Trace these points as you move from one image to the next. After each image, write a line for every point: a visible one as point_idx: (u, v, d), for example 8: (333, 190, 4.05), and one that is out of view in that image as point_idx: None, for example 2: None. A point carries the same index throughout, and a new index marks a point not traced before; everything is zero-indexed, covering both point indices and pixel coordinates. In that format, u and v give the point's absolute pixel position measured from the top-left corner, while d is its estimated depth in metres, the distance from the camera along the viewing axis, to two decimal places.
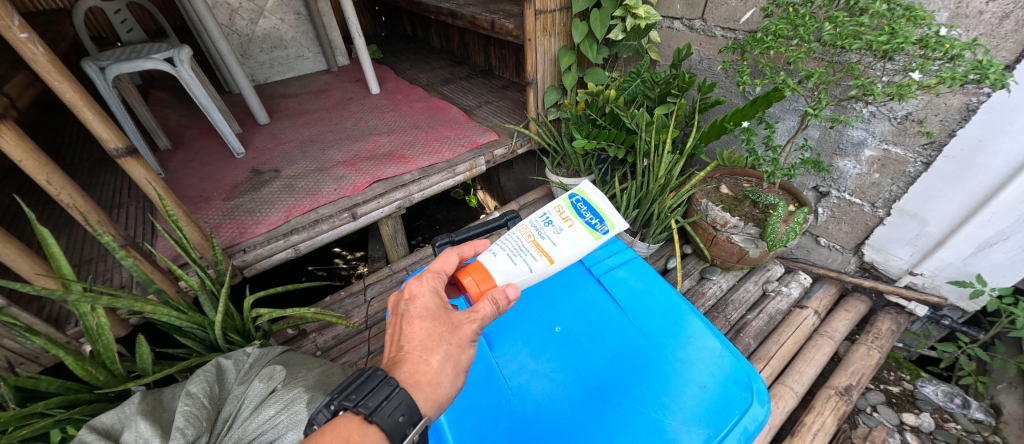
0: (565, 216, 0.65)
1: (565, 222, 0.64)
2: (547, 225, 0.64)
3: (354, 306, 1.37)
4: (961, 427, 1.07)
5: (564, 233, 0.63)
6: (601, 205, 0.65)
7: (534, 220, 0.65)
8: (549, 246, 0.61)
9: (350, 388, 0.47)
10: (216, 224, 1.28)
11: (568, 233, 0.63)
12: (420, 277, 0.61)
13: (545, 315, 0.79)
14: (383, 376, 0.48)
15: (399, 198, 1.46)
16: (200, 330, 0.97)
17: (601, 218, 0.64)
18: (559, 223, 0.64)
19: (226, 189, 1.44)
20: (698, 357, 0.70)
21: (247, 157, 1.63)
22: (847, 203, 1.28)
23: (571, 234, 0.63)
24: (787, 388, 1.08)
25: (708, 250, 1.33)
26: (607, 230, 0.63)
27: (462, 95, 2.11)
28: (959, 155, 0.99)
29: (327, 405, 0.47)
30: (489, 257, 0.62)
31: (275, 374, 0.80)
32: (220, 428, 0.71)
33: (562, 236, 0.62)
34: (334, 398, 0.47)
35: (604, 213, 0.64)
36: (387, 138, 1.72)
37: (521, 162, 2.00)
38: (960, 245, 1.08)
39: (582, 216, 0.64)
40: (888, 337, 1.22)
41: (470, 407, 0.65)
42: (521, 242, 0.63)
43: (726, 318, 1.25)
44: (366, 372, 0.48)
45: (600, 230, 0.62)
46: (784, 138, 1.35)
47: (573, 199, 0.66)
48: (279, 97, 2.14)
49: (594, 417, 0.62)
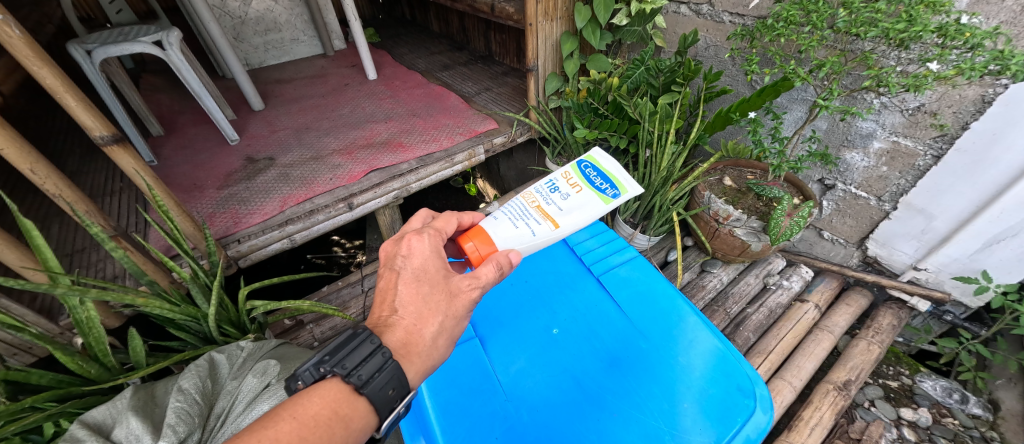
0: (573, 183, 0.64)
1: (572, 188, 0.63)
2: (552, 193, 0.62)
3: (351, 296, 1.36)
4: (958, 422, 1.07)
5: (571, 198, 0.61)
6: (609, 172, 0.63)
7: (539, 187, 0.64)
8: (554, 210, 0.60)
9: (343, 354, 0.45)
10: (210, 214, 1.25)
11: (574, 198, 0.61)
12: (422, 233, 0.57)
13: (543, 316, 0.77)
14: (377, 345, 0.47)
15: (396, 188, 1.43)
16: (193, 322, 0.95)
17: (611, 184, 0.62)
18: (566, 189, 0.62)
19: (221, 177, 1.41)
20: (699, 361, 0.68)
21: (242, 144, 1.59)
22: (852, 196, 1.26)
23: (577, 199, 0.61)
24: (786, 383, 1.08)
25: (710, 243, 1.32)
26: (618, 195, 0.61)
27: (461, 81, 2.06)
28: (971, 149, 0.96)
29: (316, 365, 0.46)
30: (490, 223, 0.60)
31: (268, 369, 0.80)
32: (213, 424, 0.72)
33: (569, 199, 0.61)
34: (324, 361, 0.46)
35: (614, 179, 0.62)
36: (384, 126, 1.68)
37: (521, 151, 1.96)
38: (968, 241, 1.07)
39: (590, 183, 0.63)
40: (888, 332, 1.21)
41: (465, 412, 0.64)
42: (527, 210, 0.61)
43: (726, 312, 1.24)
44: (360, 338, 0.47)
45: (606, 192, 0.61)
46: (791, 130, 1.31)
47: (581, 167, 0.65)
48: (273, 82, 2.08)
49: (592, 424, 0.61)
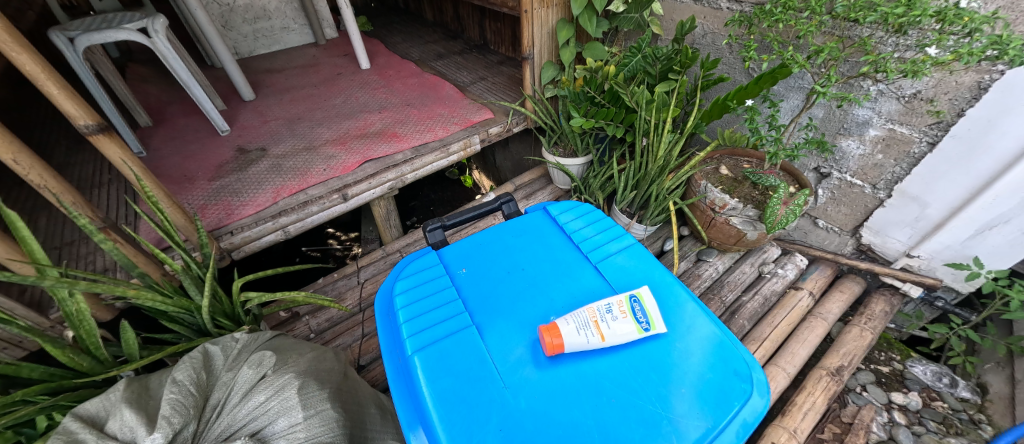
0: (621, 306, 0.61)
1: (619, 310, 0.61)
2: (606, 307, 0.61)
3: (347, 287, 1.35)
4: (948, 405, 1.09)
5: (617, 320, 0.60)
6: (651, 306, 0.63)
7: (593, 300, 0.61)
8: (605, 326, 0.58)
9: None
10: (201, 205, 1.23)
11: (619, 322, 0.59)
12: None
13: (527, 295, 0.67)
14: None
15: (391, 179, 1.42)
16: (187, 314, 0.95)
17: (649, 318, 0.61)
18: (615, 310, 0.60)
19: (212, 169, 1.39)
20: (697, 345, 0.62)
21: (233, 135, 1.56)
22: (848, 184, 1.26)
23: (621, 324, 0.59)
24: (780, 369, 1.10)
25: (706, 232, 1.32)
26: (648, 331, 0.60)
27: (456, 71, 2.03)
28: (966, 135, 0.96)
29: None
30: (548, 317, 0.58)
31: (264, 361, 0.81)
32: (209, 415, 0.72)
33: (616, 325, 0.59)
34: None
35: (652, 315, 0.61)
36: (378, 116, 1.66)
37: (517, 141, 1.94)
38: (960, 228, 1.08)
39: (634, 312, 0.61)
40: (881, 318, 1.23)
41: (435, 400, 0.55)
42: (579, 314, 0.59)
43: (722, 300, 1.25)
44: None
45: (645, 328, 0.60)
46: (787, 117, 1.31)
47: (630, 294, 0.64)
48: (264, 72, 2.04)
49: (581, 411, 0.53)
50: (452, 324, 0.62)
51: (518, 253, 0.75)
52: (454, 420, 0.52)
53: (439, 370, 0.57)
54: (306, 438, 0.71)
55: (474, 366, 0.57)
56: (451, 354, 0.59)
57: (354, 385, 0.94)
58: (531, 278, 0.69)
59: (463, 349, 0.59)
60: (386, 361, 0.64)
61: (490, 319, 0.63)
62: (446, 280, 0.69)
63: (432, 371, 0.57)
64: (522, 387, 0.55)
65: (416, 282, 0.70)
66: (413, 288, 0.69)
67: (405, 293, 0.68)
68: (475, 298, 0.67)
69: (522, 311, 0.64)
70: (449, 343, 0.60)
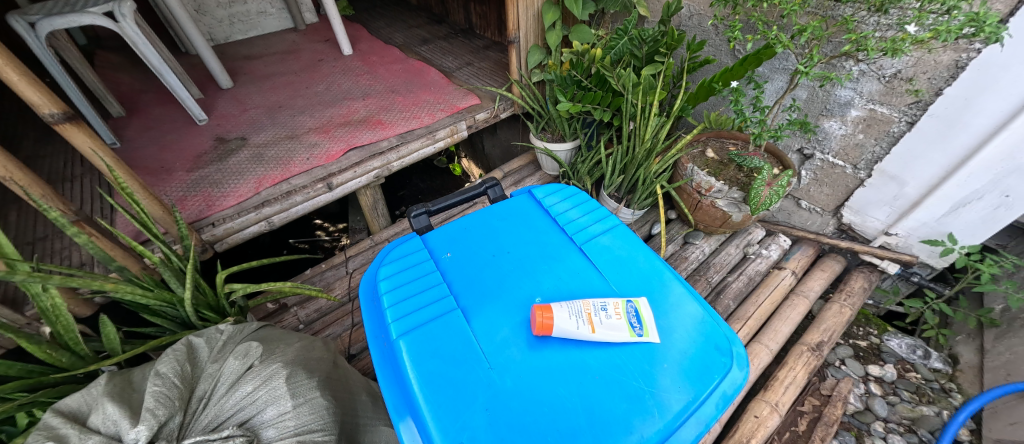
0: (618, 310, 0.60)
1: (614, 312, 0.60)
2: (600, 304, 0.60)
3: (336, 278, 1.34)
4: (920, 376, 1.15)
5: (610, 319, 0.59)
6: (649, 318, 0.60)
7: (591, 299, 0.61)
8: (597, 319, 0.58)
9: None
10: (180, 197, 1.20)
11: (612, 322, 0.58)
12: None
13: (512, 277, 0.67)
14: None
15: (376, 167, 1.39)
16: (170, 307, 0.93)
17: (643, 327, 0.59)
18: (611, 310, 0.60)
19: (190, 159, 1.35)
20: (680, 322, 0.62)
21: (212, 125, 1.52)
22: (830, 165, 1.28)
23: (613, 324, 0.58)
24: (763, 346, 1.13)
25: (692, 215, 1.34)
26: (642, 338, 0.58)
27: (441, 56, 1.98)
28: (943, 114, 0.98)
29: None
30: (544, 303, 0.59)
31: (250, 351, 0.80)
32: (195, 407, 0.70)
33: (608, 324, 0.58)
34: None
35: (648, 325, 0.59)
36: (362, 103, 1.62)
37: (505, 128, 1.93)
38: (937, 205, 1.11)
39: (629, 318, 0.60)
40: (859, 294, 1.27)
41: (421, 382, 0.55)
42: (575, 304, 0.60)
43: (708, 281, 1.27)
44: None
45: (638, 333, 0.58)
46: (771, 99, 1.31)
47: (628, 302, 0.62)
48: (241, 59, 1.97)
49: (565, 389, 0.54)
50: (437, 308, 0.62)
51: (503, 237, 0.74)
52: (441, 401, 0.53)
53: (424, 353, 0.57)
54: (294, 428, 0.71)
55: (460, 349, 0.57)
56: (437, 337, 0.59)
57: (344, 373, 0.94)
58: (516, 262, 0.69)
59: (449, 332, 0.59)
60: (372, 346, 0.64)
61: (476, 302, 0.63)
62: (430, 265, 0.69)
63: (417, 355, 0.57)
64: (508, 368, 0.55)
65: (400, 267, 0.70)
66: (397, 274, 0.68)
67: (390, 278, 0.68)
68: (460, 281, 0.66)
69: (508, 293, 0.64)
70: (435, 326, 0.60)
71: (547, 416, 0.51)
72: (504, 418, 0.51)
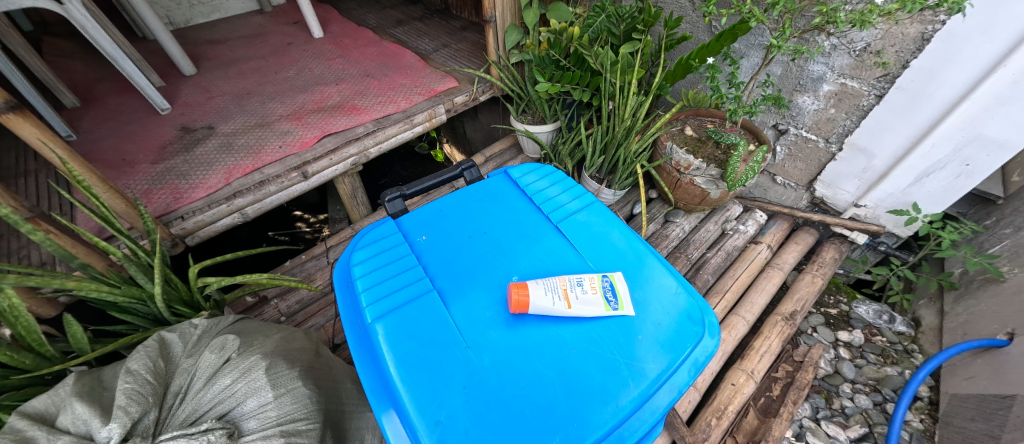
0: (594, 284, 0.61)
1: (590, 286, 0.60)
2: (576, 279, 0.61)
3: (317, 268, 1.32)
4: (885, 339, 1.22)
5: (585, 293, 0.59)
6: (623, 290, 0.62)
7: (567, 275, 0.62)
8: (573, 294, 0.59)
9: None
10: (145, 191, 1.14)
11: (587, 296, 0.59)
12: None
13: (489, 257, 0.66)
14: None
15: (353, 154, 1.36)
16: (140, 304, 0.90)
17: (618, 299, 0.60)
18: (587, 285, 0.60)
19: (154, 150, 1.28)
20: (655, 295, 0.64)
21: (176, 114, 1.44)
22: (803, 140, 1.30)
23: (589, 298, 0.59)
24: (740, 318, 1.17)
25: (672, 193, 1.35)
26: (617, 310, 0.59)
27: (416, 38, 1.92)
28: (910, 87, 1.00)
29: None
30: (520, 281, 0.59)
31: (227, 345, 0.78)
32: (171, 402, 0.69)
33: (583, 299, 0.58)
34: None
35: (623, 297, 0.60)
36: (335, 88, 1.56)
37: (485, 111, 1.90)
38: (903, 176, 1.15)
39: (604, 291, 0.61)
40: (830, 265, 1.32)
41: (398, 364, 0.55)
42: (551, 281, 0.60)
43: (687, 258, 1.30)
44: None
45: (614, 307, 0.59)
46: (747, 76, 1.32)
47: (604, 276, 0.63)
48: (204, 44, 1.87)
49: (542, 364, 0.54)
50: (413, 290, 0.62)
51: (480, 218, 0.74)
52: (419, 381, 0.53)
53: (401, 335, 0.57)
54: (276, 418, 0.70)
55: (436, 330, 0.57)
56: (413, 319, 0.58)
57: (327, 362, 0.93)
58: (493, 242, 0.69)
59: (425, 313, 0.59)
60: (350, 332, 0.63)
61: (452, 283, 0.63)
62: (405, 248, 0.68)
63: (394, 337, 0.57)
64: (485, 345, 0.56)
65: (375, 251, 0.69)
66: (372, 258, 0.67)
67: (364, 263, 0.67)
68: (436, 263, 0.66)
69: (484, 273, 0.64)
70: (410, 309, 0.59)
71: (524, 390, 0.52)
72: (481, 395, 0.52)
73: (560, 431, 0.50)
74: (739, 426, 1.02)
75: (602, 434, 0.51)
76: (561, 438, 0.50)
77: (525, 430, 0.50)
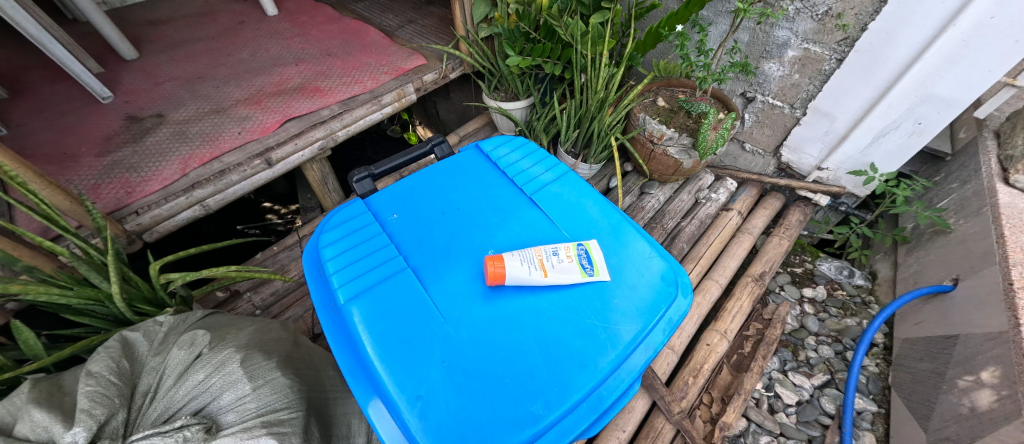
0: (569, 252, 0.61)
1: (565, 254, 0.61)
2: (552, 249, 0.61)
3: (291, 259, 1.27)
4: (845, 293, 1.31)
5: (561, 262, 0.60)
6: (599, 256, 0.62)
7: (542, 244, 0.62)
8: (549, 263, 0.59)
9: None
10: (92, 186, 1.06)
11: (563, 264, 0.60)
12: None
13: (463, 233, 0.66)
14: None
15: (320, 138, 1.30)
16: (98, 305, 0.85)
17: (593, 265, 0.61)
18: (562, 254, 0.61)
19: (98, 142, 1.18)
20: (630, 260, 0.65)
21: (120, 102, 1.33)
22: (770, 107, 1.33)
23: (565, 266, 0.59)
24: (713, 281, 1.22)
25: (646, 165, 1.36)
26: (593, 276, 0.60)
27: (380, 14, 1.83)
28: (868, 49, 1.03)
29: None
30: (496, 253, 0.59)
31: (197, 340, 0.73)
32: (140, 402, 0.65)
33: (560, 267, 0.59)
34: None
35: (598, 263, 0.61)
36: (295, 69, 1.48)
37: (457, 90, 1.84)
38: (861, 137, 1.20)
39: (579, 258, 0.61)
40: (795, 227, 1.38)
41: (376, 343, 0.54)
42: (527, 251, 0.60)
43: (663, 228, 1.32)
44: None
45: (589, 273, 0.60)
46: (715, 44, 1.33)
47: (579, 244, 0.63)
48: (145, 25, 1.71)
49: (520, 333, 0.55)
50: (386, 269, 0.60)
51: (453, 194, 0.72)
52: (397, 359, 0.53)
53: (375, 315, 0.56)
54: (256, 410, 0.67)
55: (412, 307, 0.57)
56: (387, 298, 0.57)
57: (307, 352, 0.90)
58: (467, 217, 0.68)
59: (399, 292, 0.58)
60: (324, 316, 0.62)
61: (426, 260, 0.62)
62: (375, 228, 0.66)
63: (369, 317, 0.56)
64: (463, 319, 0.56)
65: (344, 232, 0.67)
66: (341, 239, 0.65)
67: (333, 245, 0.65)
68: (409, 241, 0.65)
69: (458, 248, 0.63)
70: (384, 288, 0.58)
71: (504, 359, 0.53)
72: (461, 367, 0.52)
73: (540, 396, 0.51)
74: (714, 382, 1.07)
75: (582, 396, 0.52)
76: (542, 402, 0.51)
77: (506, 398, 0.51)
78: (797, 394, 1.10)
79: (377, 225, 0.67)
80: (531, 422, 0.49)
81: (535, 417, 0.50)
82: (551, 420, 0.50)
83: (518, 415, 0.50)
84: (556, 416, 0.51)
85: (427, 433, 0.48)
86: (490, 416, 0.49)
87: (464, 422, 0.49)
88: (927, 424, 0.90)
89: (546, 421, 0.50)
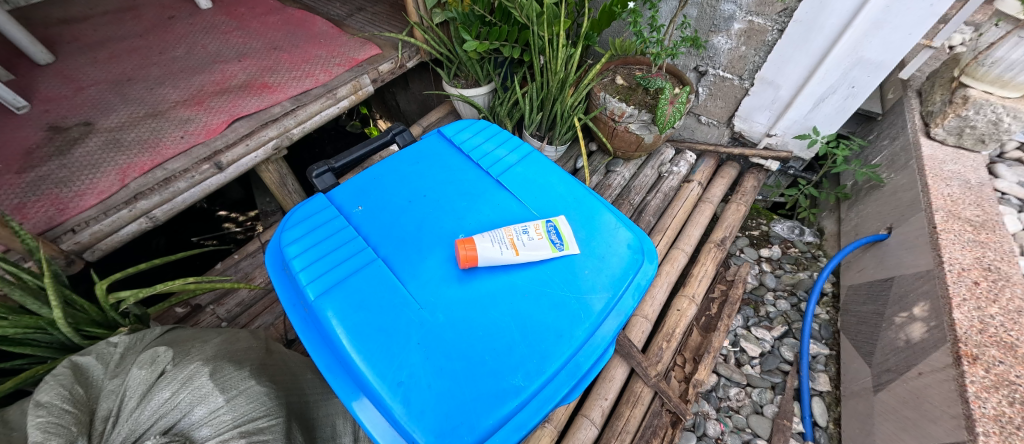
0: (537, 230, 0.62)
1: (534, 232, 0.62)
2: (521, 228, 0.62)
3: (255, 266, 1.22)
4: (798, 249, 1.42)
5: (531, 239, 0.61)
6: (567, 230, 0.64)
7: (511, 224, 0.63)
8: (519, 241, 0.60)
9: None
10: (16, 205, 0.95)
11: (532, 241, 0.61)
12: None
13: (432, 220, 0.65)
14: None
15: (273, 137, 1.24)
16: (39, 333, 0.78)
17: (562, 239, 0.62)
18: (532, 231, 0.62)
19: (18, 157, 1.07)
20: (598, 234, 0.67)
21: (39, 112, 1.20)
22: (721, 79, 1.39)
23: (534, 243, 0.61)
24: (680, 250, 1.28)
25: (610, 143, 1.39)
26: (562, 252, 0.61)
27: (326, 3, 1.74)
28: (805, 19, 1.09)
29: None
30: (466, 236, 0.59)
31: (158, 357, 0.69)
32: (101, 428, 0.60)
33: (530, 245, 0.60)
34: None
35: (567, 237, 0.63)
36: (238, 65, 1.39)
37: (416, 79, 1.80)
38: (804, 103, 1.28)
39: (549, 234, 0.62)
40: (750, 193, 1.47)
41: (352, 336, 0.53)
42: (496, 232, 0.61)
43: (631, 203, 1.36)
44: None
45: (560, 248, 0.61)
46: (666, 20, 1.36)
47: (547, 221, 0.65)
48: (57, 24, 1.55)
49: (497, 312, 0.56)
50: (355, 261, 0.59)
51: (418, 182, 0.71)
52: (374, 349, 0.52)
53: (349, 309, 0.55)
54: (233, 421, 0.64)
55: (386, 297, 0.56)
56: (360, 289, 0.57)
57: (281, 358, 0.87)
58: (435, 204, 0.68)
59: (371, 283, 0.57)
60: (295, 316, 0.60)
61: (396, 250, 0.61)
62: (340, 221, 0.65)
63: (342, 312, 0.55)
64: (438, 304, 0.56)
65: (307, 229, 0.65)
66: (306, 236, 0.63)
67: (297, 242, 0.63)
68: (376, 232, 0.64)
69: (427, 234, 0.63)
70: (355, 280, 0.57)
71: (482, 338, 0.54)
72: (440, 350, 0.52)
73: (520, 368, 0.53)
74: (686, 344, 1.14)
75: (560, 364, 0.54)
76: (522, 375, 0.52)
77: (487, 374, 0.52)
78: (759, 346, 1.19)
79: (343, 218, 0.65)
80: (513, 394, 0.51)
81: (517, 389, 0.51)
82: (532, 390, 0.52)
83: (499, 389, 0.51)
84: (536, 386, 0.52)
85: (412, 417, 0.48)
86: (473, 392, 0.50)
87: (447, 402, 0.49)
88: (871, 360, 1.01)
89: (528, 392, 0.52)
